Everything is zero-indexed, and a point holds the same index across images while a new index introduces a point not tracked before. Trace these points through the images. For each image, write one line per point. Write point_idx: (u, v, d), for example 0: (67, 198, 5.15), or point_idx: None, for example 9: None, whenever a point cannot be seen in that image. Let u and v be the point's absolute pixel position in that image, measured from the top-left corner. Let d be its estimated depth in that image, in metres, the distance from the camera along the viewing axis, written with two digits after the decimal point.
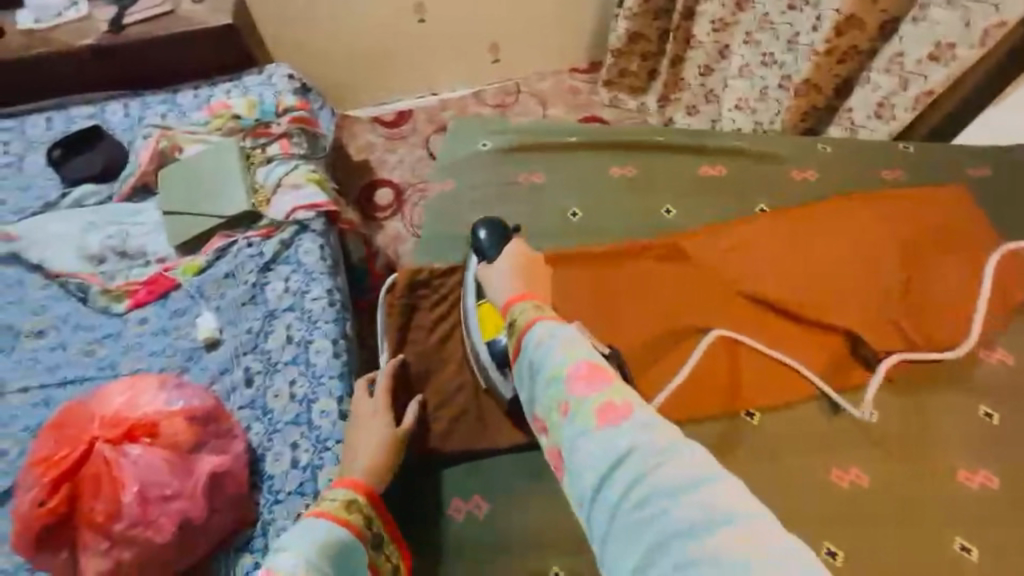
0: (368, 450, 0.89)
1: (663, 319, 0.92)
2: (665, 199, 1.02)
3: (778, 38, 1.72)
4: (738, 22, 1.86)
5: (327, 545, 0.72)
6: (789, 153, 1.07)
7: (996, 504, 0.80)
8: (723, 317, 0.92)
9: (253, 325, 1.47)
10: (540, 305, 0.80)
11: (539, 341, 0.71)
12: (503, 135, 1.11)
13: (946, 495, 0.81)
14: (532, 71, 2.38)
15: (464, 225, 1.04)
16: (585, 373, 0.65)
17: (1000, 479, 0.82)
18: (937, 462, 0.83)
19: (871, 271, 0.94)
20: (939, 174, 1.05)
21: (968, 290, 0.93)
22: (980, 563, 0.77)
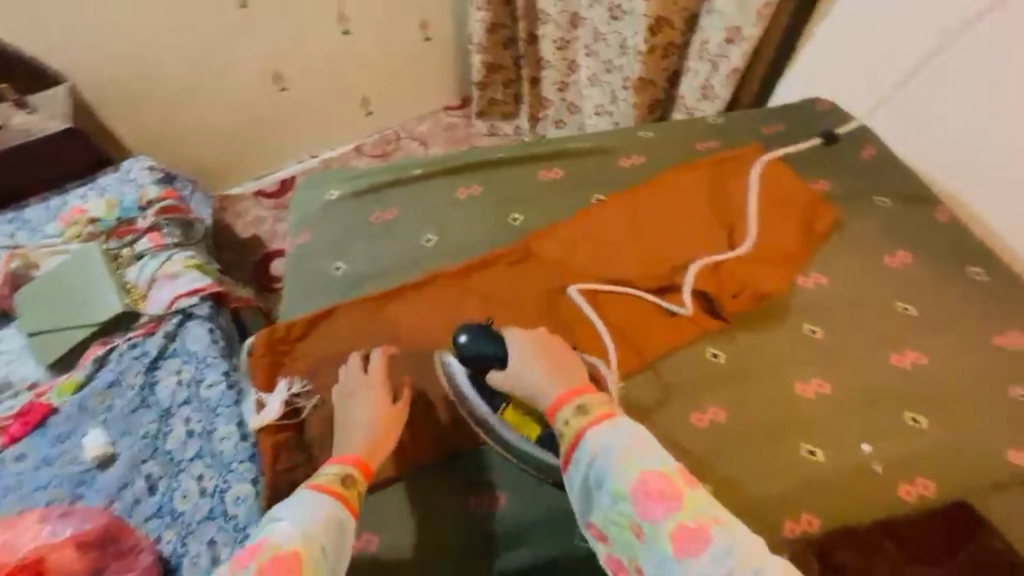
0: (361, 428, 0.73)
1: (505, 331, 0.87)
2: (512, 208, 1.02)
3: (610, 46, 1.92)
4: (576, 39, 2.03)
5: (323, 523, 0.61)
6: (617, 144, 1.11)
7: (833, 408, 0.79)
8: (565, 310, 0.89)
9: (148, 430, 1.38)
10: (586, 405, 0.69)
11: (592, 452, 0.65)
12: (354, 180, 1.06)
13: (785, 411, 0.79)
14: (408, 118, 2.45)
15: (318, 272, 0.94)
16: (651, 487, 0.61)
17: (833, 384, 0.81)
18: (774, 382, 0.82)
19: (691, 229, 0.98)
20: (744, 135, 1.13)
21: (780, 229, 0.95)
22: (826, 462, 0.75)
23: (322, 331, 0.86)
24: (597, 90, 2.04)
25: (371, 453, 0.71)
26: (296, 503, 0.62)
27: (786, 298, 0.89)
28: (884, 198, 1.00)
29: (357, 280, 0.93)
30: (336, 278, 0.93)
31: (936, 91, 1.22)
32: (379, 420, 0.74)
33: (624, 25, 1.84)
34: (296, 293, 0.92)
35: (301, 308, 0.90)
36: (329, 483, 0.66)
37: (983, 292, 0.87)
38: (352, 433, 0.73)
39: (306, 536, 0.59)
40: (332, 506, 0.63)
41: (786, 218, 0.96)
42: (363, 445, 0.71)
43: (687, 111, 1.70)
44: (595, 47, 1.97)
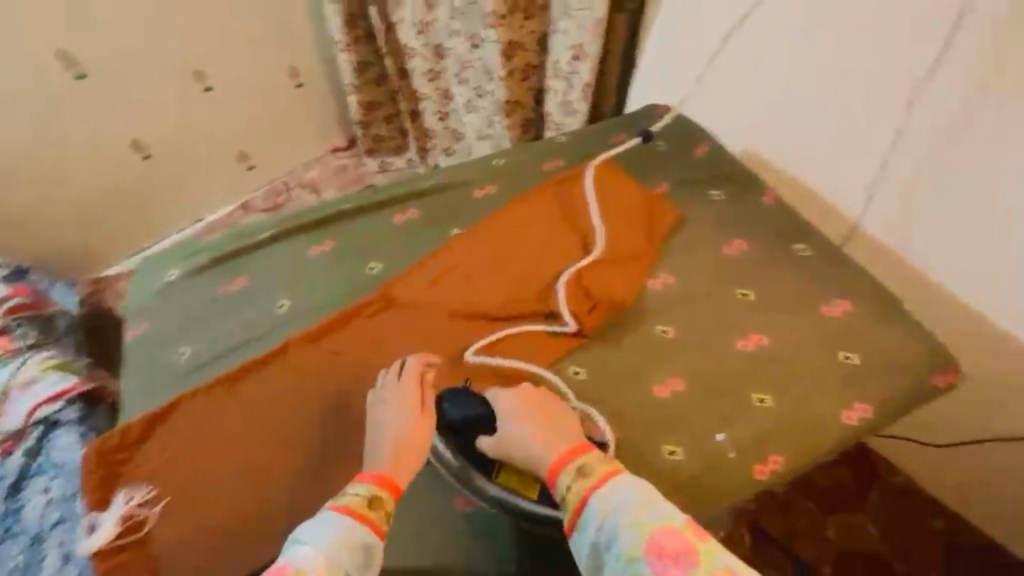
0: (387, 442, 0.74)
1: (364, 386, 0.84)
2: (370, 256, 1.00)
3: (480, 73, 1.88)
4: (444, 70, 1.92)
5: (344, 549, 0.65)
6: (472, 176, 1.12)
7: (689, 401, 0.82)
8: (425, 356, 0.88)
9: (16, 563, 1.22)
10: (581, 463, 0.72)
11: (602, 515, 0.67)
12: (195, 256, 1.01)
13: (645, 413, 0.82)
14: (296, 163, 2.08)
15: (162, 361, 0.89)
16: (664, 544, 0.65)
17: (686, 378, 0.84)
18: (634, 387, 0.84)
19: (549, 249, 0.99)
20: (592, 149, 1.17)
21: (632, 236, 0.99)
22: (688, 458, 0.78)
23: (169, 427, 0.81)
24: (476, 115, 1.97)
25: (399, 470, 0.72)
26: (326, 525, 0.66)
27: (640, 304, 0.92)
28: (717, 191, 1.07)
29: (208, 363, 0.88)
30: (182, 365, 0.88)
31: (727, 83, 1.24)
32: (411, 434, 0.75)
33: (487, 52, 1.81)
34: (144, 388, 0.87)
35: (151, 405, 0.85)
36: (358, 503, 0.69)
37: (809, 267, 0.94)
38: (383, 448, 0.74)
39: (332, 563, 0.64)
40: (359, 531, 0.67)
41: (628, 226, 1.00)
42: (388, 461, 0.73)
43: (557, 127, 1.74)
44: (466, 75, 1.90)
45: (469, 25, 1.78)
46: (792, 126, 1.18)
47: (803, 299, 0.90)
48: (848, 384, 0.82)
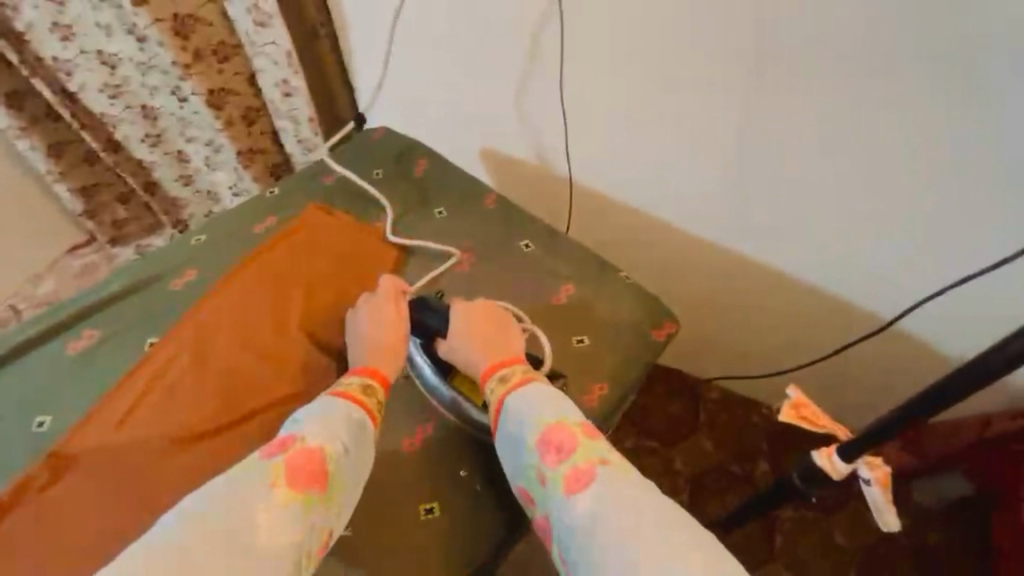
0: (367, 352, 0.80)
1: (58, 556, 0.69)
2: (39, 410, 0.80)
3: (203, 127, 1.43)
4: (165, 132, 1.46)
5: (346, 424, 0.70)
6: (165, 266, 0.95)
7: (442, 448, 0.81)
8: (123, 514, 0.71)
9: None
10: (507, 372, 0.78)
11: (511, 409, 0.74)
12: None
13: (401, 477, 0.79)
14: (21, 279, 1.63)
15: None
16: (551, 438, 0.70)
17: (438, 422, 0.82)
18: (384, 454, 0.80)
19: (275, 321, 0.86)
20: (307, 195, 1.05)
21: (362, 288, 0.93)
22: (446, 512, 0.77)
23: None
24: (223, 173, 1.52)
25: (384, 365, 0.79)
26: (327, 402, 0.72)
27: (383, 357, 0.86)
28: (440, 208, 1.04)
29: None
30: None
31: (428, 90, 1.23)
32: (395, 339, 0.81)
33: (197, 104, 1.37)
34: None
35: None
36: (352, 389, 0.75)
37: (534, 262, 0.95)
38: (370, 348, 0.80)
39: (332, 437, 0.69)
40: (354, 411, 0.72)
41: (357, 281, 0.93)
42: (375, 357, 0.79)
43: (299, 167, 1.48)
44: (190, 133, 1.45)
45: (166, 77, 1.33)
46: (497, 123, 1.19)
47: (536, 297, 0.91)
48: (585, 367, 0.85)
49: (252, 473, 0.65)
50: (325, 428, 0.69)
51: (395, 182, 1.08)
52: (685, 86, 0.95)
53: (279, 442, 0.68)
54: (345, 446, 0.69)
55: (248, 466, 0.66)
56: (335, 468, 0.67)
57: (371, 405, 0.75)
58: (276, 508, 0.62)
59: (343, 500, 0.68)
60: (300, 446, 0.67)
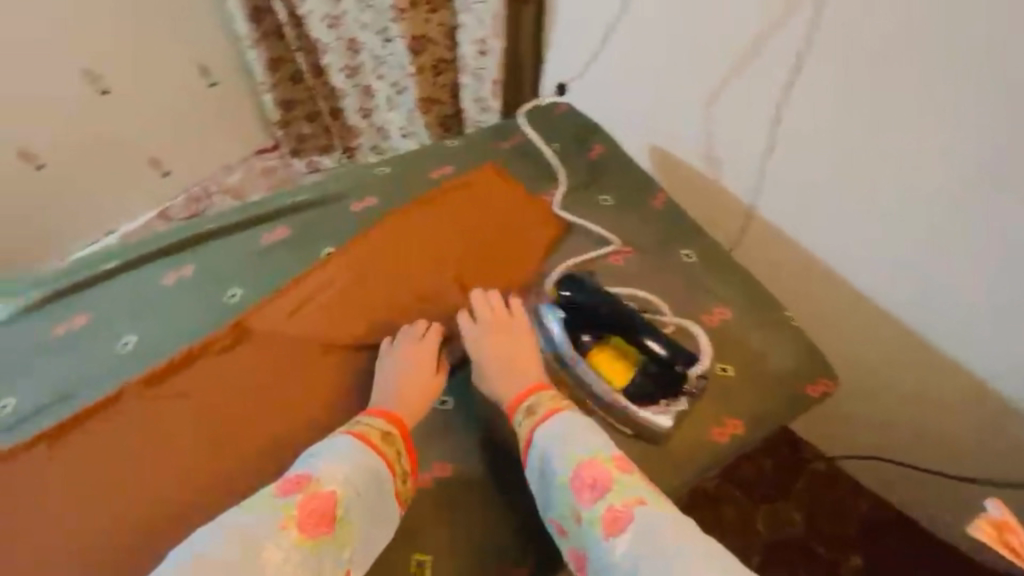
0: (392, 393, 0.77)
1: (218, 420, 0.77)
2: (231, 283, 0.91)
3: (395, 66, 1.53)
4: (362, 66, 1.59)
5: (359, 471, 0.69)
6: (349, 188, 1.04)
7: None
8: (280, 395, 0.79)
9: None
10: (531, 404, 0.74)
11: (542, 444, 0.71)
12: (34, 290, 0.92)
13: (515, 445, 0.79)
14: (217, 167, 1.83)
15: None
16: (585, 474, 0.68)
17: None
18: (503, 418, 0.80)
19: (430, 263, 0.92)
20: (482, 155, 1.10)
21: (515, 252, 0.94)
22: None
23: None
24: (398, 113, 1.64)
25: (404, 411, 0.76)
26: (341, 445, 0.70)
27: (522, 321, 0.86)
28: (605, 197, 1.02)
29: (41, 411, 0.79)
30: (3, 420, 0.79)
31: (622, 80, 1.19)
32: (420, 389, 0.78)
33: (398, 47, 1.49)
34: None
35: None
36: (369, 433, 0.72)
37: (687, 273, 0.91)
38: (396, 393, 0.77)
39: (347, 483, 0.68)
40: (369, 460, 0.70)
41: (515, 244, 0.95)
42: (399, 404, 0.76)
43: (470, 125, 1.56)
44: (382, 70, 1.56)
45: (379, 17, 1.46)
46: (680, 123, 1.13)
47: (683, 310, 0.87)
48: (721, 398, 0.79)
49: (262, 512, 0.65)
50: (338, 473, 0.68)
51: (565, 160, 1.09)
52: (919, 130, 0.86)
53: (295, 480, 0.67)
54: (358, 494, 0.67)
55: (263, 499, 0.66)
56: (344, 515, 0.66)
57: (390, 454, 0.72)
58: (285, 553, 0.62)
59: (361, 542, 0.67)
60: (312, 488, 0.66)
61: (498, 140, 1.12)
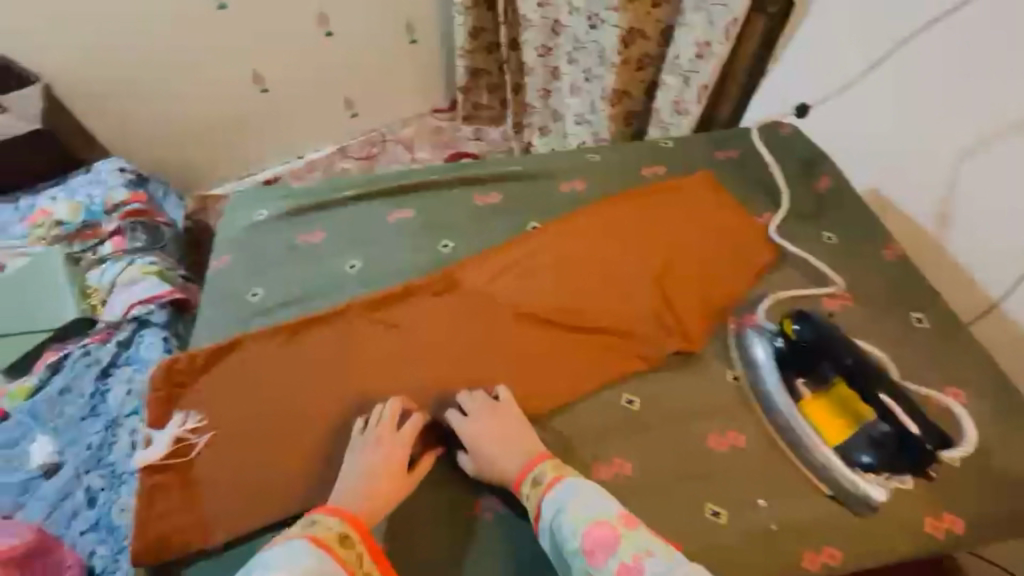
0: (365, 482, 0.69)
1: (424, 358, 0.82)
2: (445, 233, 0.99)
3: None
4: None
5: None
6: (560, 167, 1.07)
7: (748, 464, 0.72)
8: (480, 349, 0.83)
9: (93, 440, 1.39)
10: (537, 477, 0.70)
11: (544, 513, 0.67)
12: (282, 200, 1.05)
13: (696, 463, 0.72)
14: None
15: (235, 298, 0.92)
16: (595, 539, 0.63)
17: (750, 436, 0.74)
18: (688, 431, 0.75)
19: (634, 259, 0.91)
20: (697, 164, 1.07)
21: (724, 267, 0.90)
22: (730, 526, 0.68)
23: (234, 357, 0.83)
24: None
25: (371, 506, 0.68)
26: (292, 556, 0.62)
27: (728, 340, 0.82)
28: (830, 234, 0.95)
29: (276, 309, 0.90)
30: (251, 304, 0.91)
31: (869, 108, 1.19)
32: (390, 482, 0.70)
33: None
34: (212, 317, 0.90)
35: (211, 338, 0.88)
36: (324, 534, 0.64)
37: (919, 342, 0.82)
38: (362, 485, 0.69)
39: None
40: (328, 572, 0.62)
41: (722, 262, 0.91)
42: (364, 498, 0.68)
43: (660, 126, 1.55)
44: None
45: None
46: None
47: (906, 379, 0.79)
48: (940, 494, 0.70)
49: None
50: None
51: (787, 186, 1.02)
52: None
53: None
54: None
55: None
56: None
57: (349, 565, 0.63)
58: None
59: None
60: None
61: (716, 151, 1.09)
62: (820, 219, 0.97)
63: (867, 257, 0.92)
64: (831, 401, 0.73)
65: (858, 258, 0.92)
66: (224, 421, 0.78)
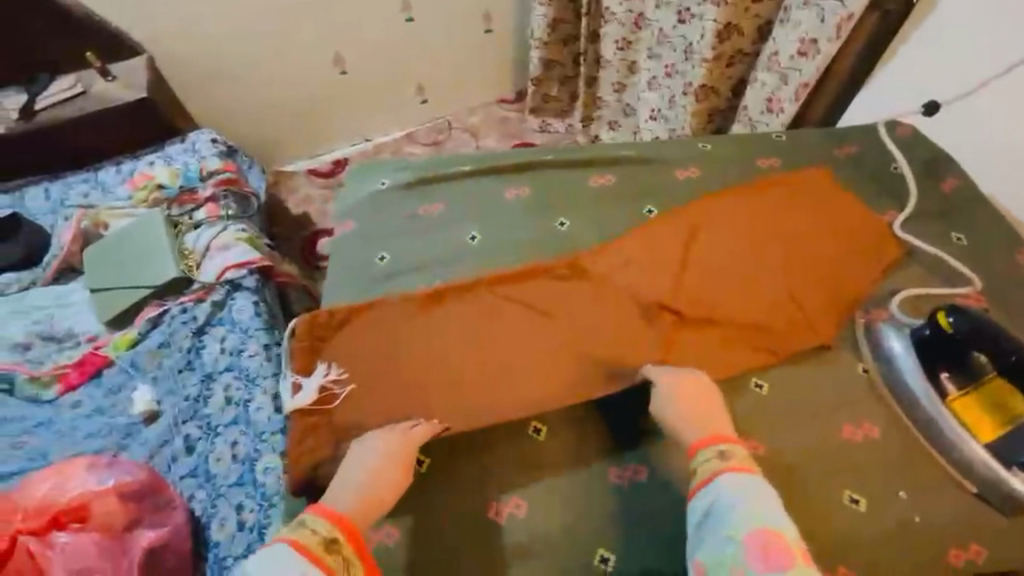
0: (355, 487, 0.73)
1: (548, 331, 0.88)
2: (561, 211, 1.02)
3: None
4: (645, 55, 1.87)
5: None
6: (672, 155, 1.08)
7: (884, 456, 0.76)
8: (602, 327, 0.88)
9: (190, 392, 1.46)
10: (726, 450, 0.71)
11: (722, 493, 0.67)
12: (403, 170, 1.10)
13: (833, 452, 0.76)
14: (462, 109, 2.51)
15: (365, 260, 1.00)
16: (762, 542, 0.63)
17: (884, 430, 0.77)
18: (823, 421, 0.79)
19: (755, 248, 0.93)
20: (813, 159, 1.07)
21: (844, 260, 0.91)
22: (869, 513, 0.72)
23: (370, 316, 0.90)
24: None
25: (363, 510, 0.72)
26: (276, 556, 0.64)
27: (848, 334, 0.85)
28: (959, 235, 0.94)
29: (403, 274, 0.98)
30: (380, 268, 0.99)
31: (991, 116, 1.14)
32: (387, 485, 0.74)
33: None
34: (343, 280, 0.98)
35: (343, 298, 0.97)
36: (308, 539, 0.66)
37: None
38: (356, 489, 0.73)
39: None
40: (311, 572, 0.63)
41: (838, 257, 0.91)
42: (351, 503, 0.71)
43: (748, 124, 1.54)
44: None
45: None
46: None
47: None
48: None
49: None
50: None
51: (912, 185, 1.01)
52: None
53: None
54: None
55: None
56: None
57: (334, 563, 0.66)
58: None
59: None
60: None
61: (833, 148, 1.08)
62: (947, 221, 0.96)
63: (994, 261, 0.91)
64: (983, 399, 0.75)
65: (986, 263, 0.91)
66: (367, 375, 0.85)
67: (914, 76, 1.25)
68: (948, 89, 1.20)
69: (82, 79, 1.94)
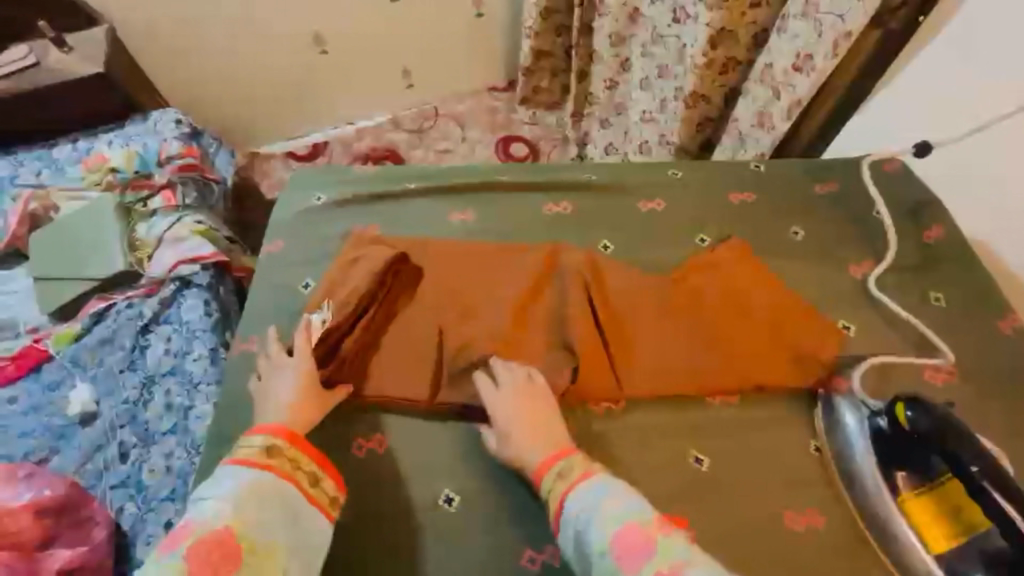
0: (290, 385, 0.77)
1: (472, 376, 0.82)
2: (509, 242, 0.94)
3: None
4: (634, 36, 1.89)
5: (254, 496, 0.66)
6: (638, 183, 1.00)
7: (821, 549, 0.70)
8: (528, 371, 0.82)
9: (130, 395, 1.40)
10: (564, 468, 0.70)
11: (579, 513, 0.65)
12: (341, 187, 1.02)
13: (774, 542, 0.70)
14: (449, 94, 2.46)
15: (291, 285, 0.92)
16: (627, 540, 0.61)
17: (828, 519, 0.72)
18: (762, 507, 0.72)
19: (707, 295, 0.85)
20: (788, 196, 0.99)
21: (796, 314, 0.84)
22: None
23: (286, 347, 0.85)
24: None
25: (295, 419, 0.75)
26: (225, 477, 0.68)
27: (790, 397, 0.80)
28: (938, 294, 0.88)
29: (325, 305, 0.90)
30: (305, 295, 0.91)
31: (992, 158, 1.05)
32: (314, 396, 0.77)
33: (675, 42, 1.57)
34: (268, 302, 0.91)
35: (259, 323, 0.89)
36: (276, 462, 0.70)
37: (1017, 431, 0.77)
38: (288, 404, 0.75)
39: (238, 514, 0.64)
40: (263, 479, 0.68)
41: (795, 315, 0.84)
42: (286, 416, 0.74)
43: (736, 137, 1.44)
44: None
45: None
46: None
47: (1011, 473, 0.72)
48: None
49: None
50: (229, 506, 0.65)
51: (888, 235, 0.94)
52: None
53: (173, 537, 0.62)
54: (257, 516, 0.65)
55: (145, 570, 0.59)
56: (249, 541, 0.63)
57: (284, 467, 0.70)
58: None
59: (292, 563, 0.65)
60: (202, 532, 0.62)
61: (814, 184, 1.00)
62: (923, 277, 0.90)
63: (962, 326, 0.85)
64: (934, 503, 0.69)
65: (957, 329, 0.85)
66: None
67: (913, 105, 1.16)
68: (950, 125, 1.10)
69: (35, 47, 1.81)
